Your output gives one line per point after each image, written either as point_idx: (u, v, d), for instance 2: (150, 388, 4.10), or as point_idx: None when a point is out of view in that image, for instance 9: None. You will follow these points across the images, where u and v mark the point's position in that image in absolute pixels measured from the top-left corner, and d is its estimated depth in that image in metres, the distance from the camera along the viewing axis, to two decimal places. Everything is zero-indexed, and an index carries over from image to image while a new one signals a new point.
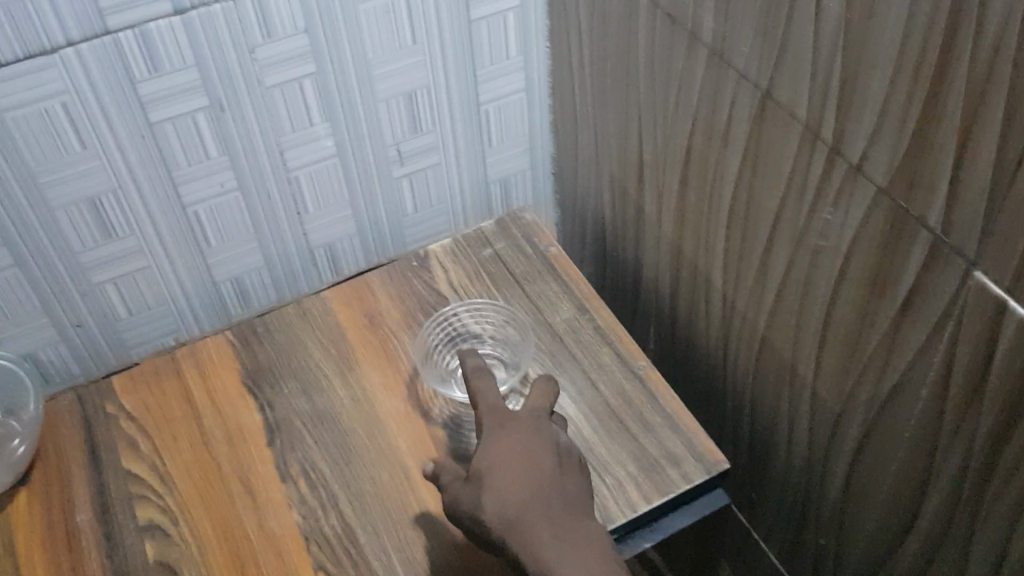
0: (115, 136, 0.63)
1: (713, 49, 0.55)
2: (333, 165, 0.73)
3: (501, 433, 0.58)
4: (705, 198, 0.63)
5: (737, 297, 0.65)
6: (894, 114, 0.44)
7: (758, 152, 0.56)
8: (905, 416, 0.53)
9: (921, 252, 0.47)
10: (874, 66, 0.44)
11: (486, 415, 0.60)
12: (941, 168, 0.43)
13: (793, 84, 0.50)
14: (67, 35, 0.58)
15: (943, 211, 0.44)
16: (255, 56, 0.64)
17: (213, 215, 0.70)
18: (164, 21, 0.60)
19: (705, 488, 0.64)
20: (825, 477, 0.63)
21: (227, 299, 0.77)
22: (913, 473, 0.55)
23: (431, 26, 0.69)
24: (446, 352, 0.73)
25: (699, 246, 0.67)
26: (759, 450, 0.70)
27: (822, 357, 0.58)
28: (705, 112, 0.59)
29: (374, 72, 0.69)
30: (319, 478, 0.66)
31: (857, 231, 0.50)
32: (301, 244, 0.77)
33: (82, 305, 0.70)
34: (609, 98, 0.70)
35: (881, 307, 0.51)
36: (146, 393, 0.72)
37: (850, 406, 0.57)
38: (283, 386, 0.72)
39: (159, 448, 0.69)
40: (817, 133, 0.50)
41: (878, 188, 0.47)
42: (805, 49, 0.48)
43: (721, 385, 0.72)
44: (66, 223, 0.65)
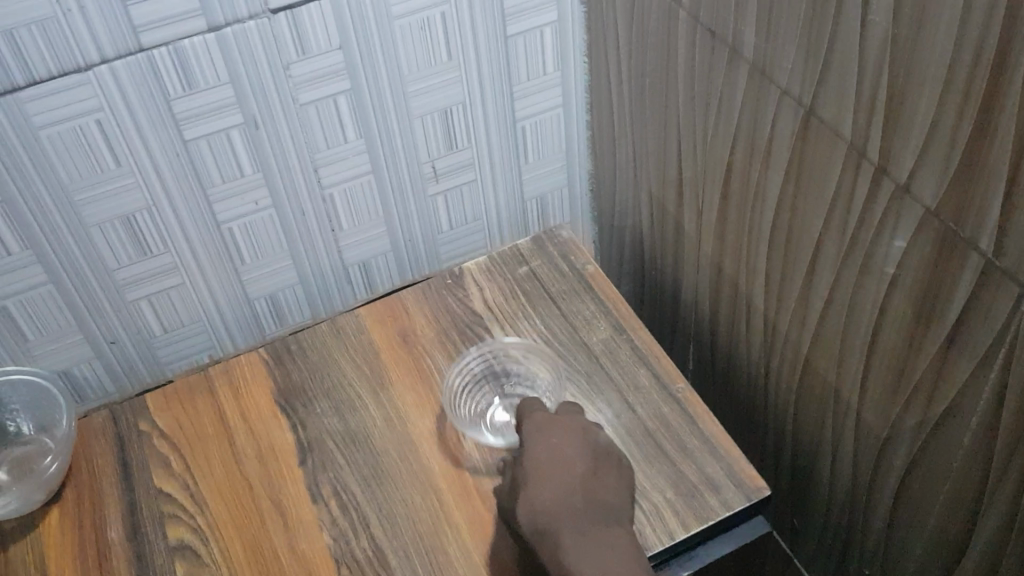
0: (150, 152, 0.63)
1: (755, 64, 0.54)
2: (367, 182, 0.72)
3: (537, 439, 0.59)
4: (746, 216, 0.62)
5: (778, 318, 0.63)
6: (943, 133, 0.42)
7: (801, 170, 0.54)
8: (955, 445, 0.51)
9: (971, 276, 0.45)
10: (923, 83, 0.42)
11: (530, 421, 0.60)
12: (994, 189, 0.41)
13: (837, 100, 0.48)
14: (102, 53, 0.57)
15: (995, 235, 0.42)
16: (290, 73, 0.64)
17: (247, 232, 0.70)
18: (198, 38, 0.59)
19: (745, 515, 0.62)
20: (870, 506, 0.61)
21: (261, 316, 0.76)
22: (963, 503, 0.52)
23: (467, 42, 0.68)
24: (477, 391, 0.71)
25: (740, 265, 0.65)
26: (801, 476, 0.68)
27: (867, 382, 0.56)
28: (746, 129, 0.58)
29: (409, 88, 0.68)
30: (350, 499, 0.65)
31: (904, 254, 0.48)
32: (336, 262, 0.76)
33: (116, 322, 0.70)
34: (648, 114, 0.69)
35: (929, 333, 0.49)
36: (179, 411, 0.72)
37: (896, 433, 0.55)
38: (315, 405, 0.71)
39: (191, 466, 0.68)
40: (863, 151, 0.48)
41: (926, 210, 0.46)
42: (850, 65, 0.46)
43: (762, 408, 0.70)
44: (101, 240, 0.65)
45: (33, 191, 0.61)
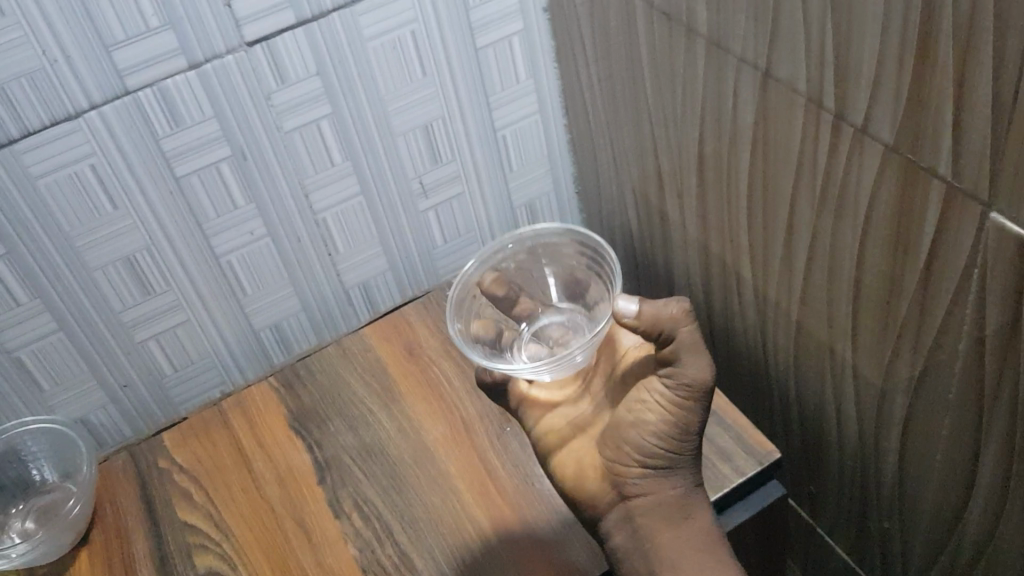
0: (144, 191, 0.65)
1: (710, 39, 0.56)
2: (358, 203, 0.74)
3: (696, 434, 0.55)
4: (722, 192, 0.63)
5: (767, 288, 0.64)
6: (890, 68, 0.44)
7: (767, 136, 0.56)
8: (947, 378, 0.52)
9: (936, 204, 0.46)
10: (864, 24, 0.44)
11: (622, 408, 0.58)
12: (943, 112, 0.43)
13: (789, 58, 0.50)
14: (90, 99, 0.60)
15: (951, 157, 0.43)
16: (272, 102, 0.66)
17: (247, 263, 0.72)
18: (181, 76, 0.62)
19: (758, 481, 0.64)
20: (880, 459, 0.62)
21: (269, 347, 0.78)
22: (965, 437, 0.53)
23: (439, 58, 0.71)
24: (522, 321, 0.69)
25: (725, 243, 0.66)
26: (812, 443, 0.69)
27: (858, 333, 0.57)
28: (711, 107, 0.60)
29: (388, 108, 0.71)
30: (371, 509, 0.67)
31: (872, 196, 0.50)
32: (336, 286, 0.78)
33: (127, 364, 0.72)
34: (621, 109, 0.71)
35: (905, 270, 0.50)
36: (197, 446, 0.73)
37: (892, 381, 0.56)
38: (329, 426, 0.73)
39: (214, 497, 0.70)
40: (820, 102, 0.50)
41: (886, 147, 0.47)
42: (796, 22, 0.48)
43: (766, 382, 0.71)
44: (104, 282, 0.67)
45: (35, 239, 0.63)
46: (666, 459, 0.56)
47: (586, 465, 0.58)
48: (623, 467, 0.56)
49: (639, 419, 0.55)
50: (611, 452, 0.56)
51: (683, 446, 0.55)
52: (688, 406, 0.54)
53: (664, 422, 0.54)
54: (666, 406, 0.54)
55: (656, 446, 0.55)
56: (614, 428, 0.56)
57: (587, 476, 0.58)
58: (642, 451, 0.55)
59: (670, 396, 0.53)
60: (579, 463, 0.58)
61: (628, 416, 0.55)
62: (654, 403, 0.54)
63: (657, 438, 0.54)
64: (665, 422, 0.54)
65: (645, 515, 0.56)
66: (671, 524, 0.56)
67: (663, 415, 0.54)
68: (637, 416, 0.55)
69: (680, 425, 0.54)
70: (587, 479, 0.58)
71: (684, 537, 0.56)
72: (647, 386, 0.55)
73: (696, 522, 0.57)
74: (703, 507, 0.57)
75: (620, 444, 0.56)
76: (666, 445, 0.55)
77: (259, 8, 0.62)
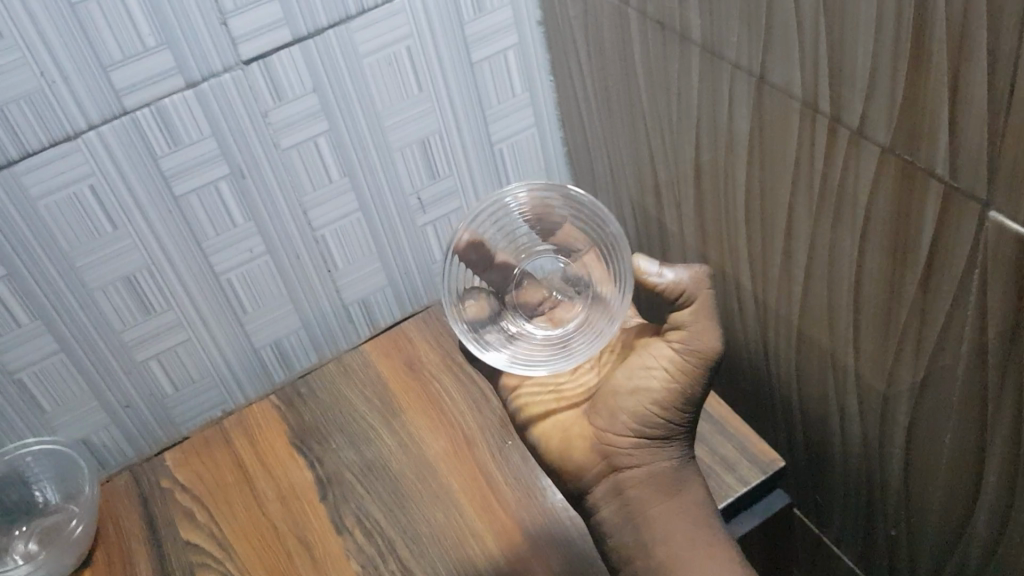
0: (143, 211, 0.65)
1: (704, 46, 0.56)
2: (357, 219, 0.74)
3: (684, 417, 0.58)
4: (719, 200, 0.63)
5: (767, 296, 0.64)
6: (884, 69, 0.44)
7: (763, 143, 0.56)
8: (950, 380, 0.51)
9: (934, 205, 0.46)
10: (857, 26, 0.44)
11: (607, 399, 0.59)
12: (939, 113, 0.43)
13: (784, 63, 0.51)
14: (88, 119, 0.60)
15: (948, 156, 0.44)
16: (269, 119, 0.66)
17: (246, 281, 0.72)
18: (178, 95, 0.62)
19: (763, 489, 0.64)
20: (885, 465, 0.61)
21: (270, 365, 0.78)
22: (969, 440, 0.53)
23: (435, 73, 0.71)
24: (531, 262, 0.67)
25: (723, 252, 0.66)
26: (816, 451, 0.69)
27: (859, 339, 0.57)
28: (707, 114, 0.60)
29: (385, 123, 0.71)
30: (374, 525, 0.66)
31: (869, 198, 0.50)
32: (336, 302, 0.78)
33: (128, 385, 0.72)
34: (616, 121, 0.71)
35: (905, 273, 0.50)
36: (199, 465, 0.73)
37: (895, 386, 0.56)
38: (331, 442, 0.73)
39: (216, 516, 0.70)
40: (815, 106, 0.50)
41: (882, 149, 0.47)
42: (789, 26, 0.49)
43: (768, 391, 0.71)
44: (104, 302, 0.67)
45: (35, 261, 0.63)
46: (662, 428, 0.58)
47: (575, 435, 0.60)
48: (614, 436, 0.58)
49: (640, 387, 0.58)
50: (605, 421, 0.59)
51: (674, 420, 0.58)
52: (690, 374, 0.56)
53: (665, 391, 0.57)
54: (667, 374, 0.57)
55: (651, 413, 0.58)
56: (610, 396, 0.59)
57: (574, 445, 0.60)
58: (639, 419, 0.58)
59: (672, 363, 0.57)
60: (567, 433, 0.60)
61: (627, 384, 0.58)
62: (657, 372, 0.57)
63: (656, 405, 0.57)
64: (666, 391, 0.57)
65: (635, 487, 0.58)
66: (660, 498, 0.58)
67: (665, 382, 0.57)
68: (636, 384, 0.58)
69: (681, 394, 0.57)
70: (574, 447, 0.60)
71: (675, 511, 0.57)
72: (646, 353, 0.58)
73: (685, 497, 0.58)
74: (694, 485, 0.59)
75: (615, 413, 0.58)
76: (663, 414, 0.58)
77: (255, 27, 0.63)
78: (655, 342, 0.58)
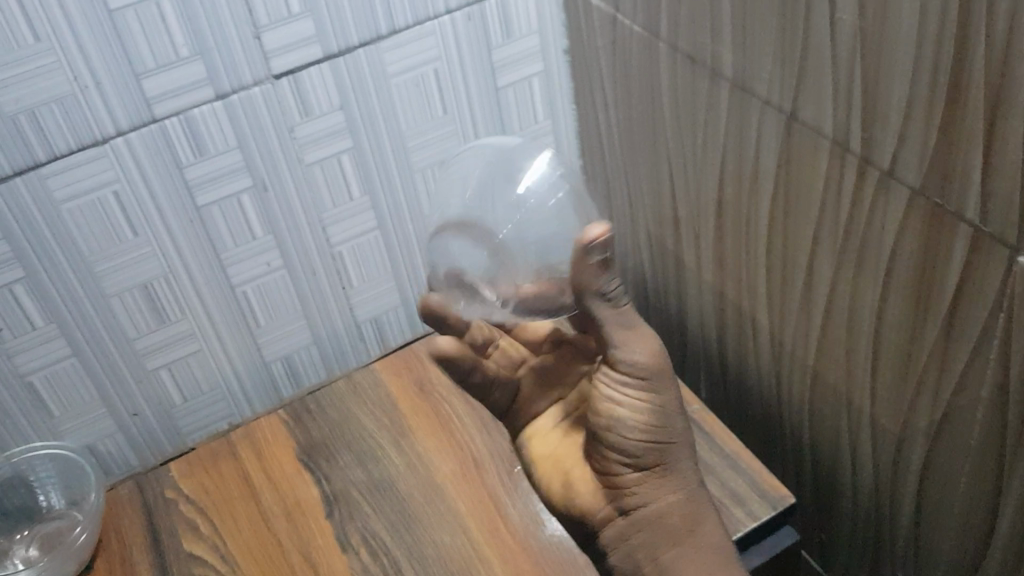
0: (164, 220, 0.65)
1: (735, 82, 0.57)
2: (374, 238, 0.75)
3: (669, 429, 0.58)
4: (739, 236, 0.64)
5: (783, 334, 0.64)
6: (919, 112, 0.45)
7: (789, 180, 0.56)
8: (970, 424, 0.51)
9: (962, 248, 0.46)
10: (894, 67, 0.45)
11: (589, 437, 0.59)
12: (972, 157, 0.43)
13: (816, 102, 0.51)
14: (117, 126, 0.60)
15: (979, 201, 0.44)
16: (295, 134, 0.67)
17: (260, 294, 0.72)
18: (207, 106, 0.63)
19: (772, 526, 0.64)
20: (895, 507, 0.61)
21: (279, 380, 0.78)
22: (985, 485, 0.53)
23: (460, 96, 0.72)
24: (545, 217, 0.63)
25: (741, 288, 0.67)
26: (825, 491, 0.69)
27: (876, 380, 0.57)
28: (732, 149, 0.60)
29: (408, 143, 0.72)
30: (379, 545, 0.66)
31: (896, 239, 0.50)
32: (349, 321, 0.78)
33: (138, 393, 0.71)
34: (638, 153, 0.72)
35: (928, 315, 0.51)
36: (204, 477, 0.73)
37: (911, 428, 0.56)
38: (338, 459, 0.73)
39: (219, 530, 0.69)
40: (846, 145, 0.51)
41: (912, 191, 0.48)
42: (824, 65, 0.50)
43: (779, 429, 0.71)
44: (120, 310, 0.67)
45: (55, 264, 0.63)
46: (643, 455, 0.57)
47: (576, 480, 0.60)
48: (614, 479, 0.58)
49: (614, 425, 0.56)
50: (601, 466, 0.58)
51: (659, 440, 0.57)
52: (645, 394, 0.56)
53: (640, 417, 0.56)
54: (631, 401, 0.56)
55: (635, 446, 0.57)
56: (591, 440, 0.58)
57: (579, 489, 0.60)
58: (630, 455, 0.57)
59: (624, 389, 0.56)
60: (569, 478, 0.61)
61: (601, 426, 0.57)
62: (619, 400, 0.56)
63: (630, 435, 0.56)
64: (641, 417, 0.56)
65: (643, 532, 0.58)
66: (669, 542, 0.58)
67: (634, 408, 0.56)
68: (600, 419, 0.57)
69: (654, 410, 0.56)
70: (577, 493, 0.60)
71: (691, 548, 0.58)
72: (600, 384, 0.57)
73: (697, 537, 0.58)
74: (709, 521, 0.59)
75: (602, 455, 0.58)
76: (646, 442, 0.57)
77: (288, 42, 0.63)
78: (602, 373, 0.57)
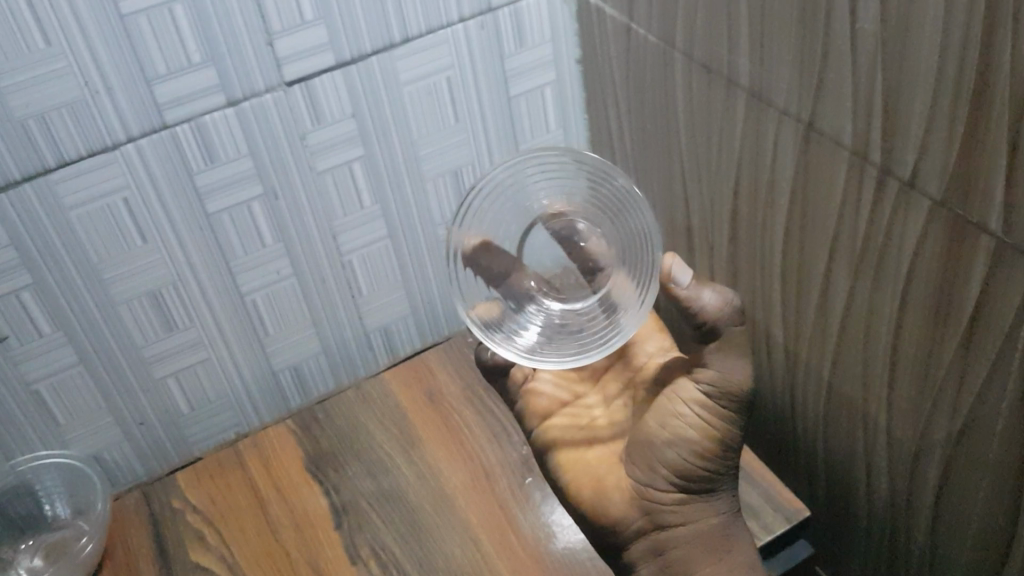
0: (174, 227, 0.65)
1: (751, 91, 0.57)
2: (384, 246, 0.74)
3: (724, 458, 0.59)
4: (754, 247, 0.63)
5: (798, 347, 0.64)
6: (941, 121, 0.45)
7: (806, 191, 0.56)
8: (990, 438, 0.51)
9: (984, 260, 0.46)
10: (915, 76, 0.45)
11: (637, 448, 0.60)
12: (996, 168, 0.43)
13: (835, 112, 0.51)
14: (127, 132, 0.60)
15: (1003, 213, 0.44)
16: (306, 142, 0.66)
17: (270, 303, 0.72)
18: (218, 113, 0.62)
19: (786, 540, 0.65)
20: (911, 522, 0.61)
21: (287, 390, 0.77)
22: (1004, 499, 0.52)
23: (472, 105, 0.72)
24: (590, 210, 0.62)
25: (756, 301, 0.66)
26: (838, 505, 0.68)
27: (894, 394, 0.56)
28: (748, 160, 0.60)
29: (420, 151, 0.71)
30: (388, 556, 0.65)
31: (915, 251, 0.50)
32: (358, 330, 0.78)
33: (145, 402, 0.71)
34: (651, 164, 0.71)
35: (947, 328, 0.50)
36: (212, 488, 0.73)
37: (928, 441, 0.55)
38: (347, 470, 0.72)
39: (227, 541, 0.69)
40: (865, 155, 0.50)
41: (933, 202, 0.47)
42: (844, 75, 0.49)
43: (793, 442, 0.70)
44: (128, 317, 0.67)
45: (63, 271, 0.63)
46: (702, 473, 0.59)
47: (610, 486, 0.61)
48: (654, 490, 0.59)
49: (677, 437, 0.58)
50: (645, 477, 0.59)
51: (717, 466, 0.59)
52: (717, 418, 0.58)
53: (702, 436, 0.58)
54: (701, 417, 0.58)
55: (692, 461, 0.58)
56: (647, 447, 0.59)
57: (611, 497, 0.60)
58: (680, 469, 0.58)
59: (709, 402, 0.58)
60: (603, 485, 0.61)
61: (663, 433, 0.58)
62: (686, 414, 0.58)
63: (691, 451, 0.58)
64: (704, 438, 0.58)
65: (680, 549, 0.59)
66: (706, 558, 0.59)
67: (700, 429, 0.58)
68: (670, 425, 0.58)
69: (719, 438, 0.58)
70: (610, 502, 0.60)
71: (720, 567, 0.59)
72: (675, 396, 0.58)
73: (734, 556, 0.60)
74: (741, 543, 0.60)
75: (653, 465, 0.58)
76: (702, 463, 0.58)
77: (300, 50, 0.63)
78: (684, 386, 0.58)
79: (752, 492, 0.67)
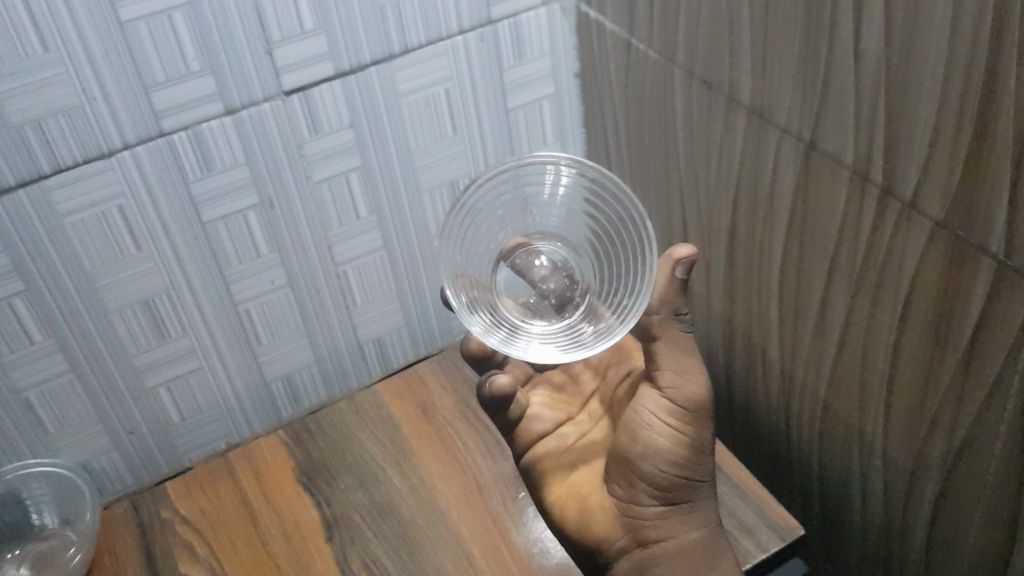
0: (168, 235, 0.64)
1: (752, 109, 0.57)
2: (379, 257, 0.74)
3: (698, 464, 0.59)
4: (751, 264, 0.63)
5: (794, 365, 0.64)
6: (944, 143, 0.45)
7: (805, 209, 0.56)
8: (987, 459, 0.51)
9: (985, 282, 0.46)
10: (919, 97, 0.45)
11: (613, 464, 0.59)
12: (998, 190, 0.43)
13: (837, 131, 0.51)
14: (124, 139, 0.60)
15: (1005, 234, 0.44)
16: (304, 151, 0.66)
17: (264, 313, 0.71)
18: (216, 121, 0.62)
19: (780, 558, 0.65)
20: (905, 541, 0.60)
21: (279, 400, 0.77)
22: (1000, 519, 0.52)
23: (470, 117, 0.72)
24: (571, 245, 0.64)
25: (751, 317, 0.66)
26: (833, 523, 0.68)
27: (891, 413, 0.56)
28: (747, 177, 0.60)
29: (417, 163, 0.71)
30: (380, 569, 0.65)
31: (915, 271, 0.50)
32: (352, 341, 0.77)
33: (135, 411, 0.70)
34: (648, 179, 0.71)
35: (946, 348, 0.50)
36: (201, 498, 0.72)
37: (924, 460, 0.55)
38: (338, 482, 0.72)
39: (216, 552, 0.68)
40: (866, 176, 0.50)
41: (934, 223, 0.47)
42: (847, 95, 0.49)
43: (787, 458, 0.70)
44: (120, 326, 0.66)
45: (57, 278, 0.62)
46: (677, 482, 0.58)
47: (593, 505, 0.60)
48: (639, 506, 0.58)
49: (649, 447, 0.57)
50: (626, 492, 0.59)
51: (692, 474, 0.59)
52: (683, 424, 0.58)
53: (672, 443, 0.58)
54: (668, 425, 0.58)
55: (666, 471, 0.58)
56: (621, 462, 0.59)
57: (596, 516, 0.60)
58: (659, 479, 0.58)
59: (673, 408, 0.58)
60: (586, 503, 0.61)
61: (636, 446, 0.58)
62: (655, 423, 0.58)
63: (664, 460, 0.58)
64: (676, 444, 0.58)
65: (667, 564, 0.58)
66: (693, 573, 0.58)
67: (671, 435, 0.58)
68: (639, 437, 0.58)
69: (688, 444, 0.58)
70: (595, 520, 0.60)
71: None
72: (642, 407, 0.58)
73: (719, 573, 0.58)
74: (727, 560, 0.59)
75: (631, 479, 0.58)
76: (678, 471, 0.58)
77: (299, 59, 0.62)
78: (648, 397, 0.58)
79: (745, 510, 0.67)
